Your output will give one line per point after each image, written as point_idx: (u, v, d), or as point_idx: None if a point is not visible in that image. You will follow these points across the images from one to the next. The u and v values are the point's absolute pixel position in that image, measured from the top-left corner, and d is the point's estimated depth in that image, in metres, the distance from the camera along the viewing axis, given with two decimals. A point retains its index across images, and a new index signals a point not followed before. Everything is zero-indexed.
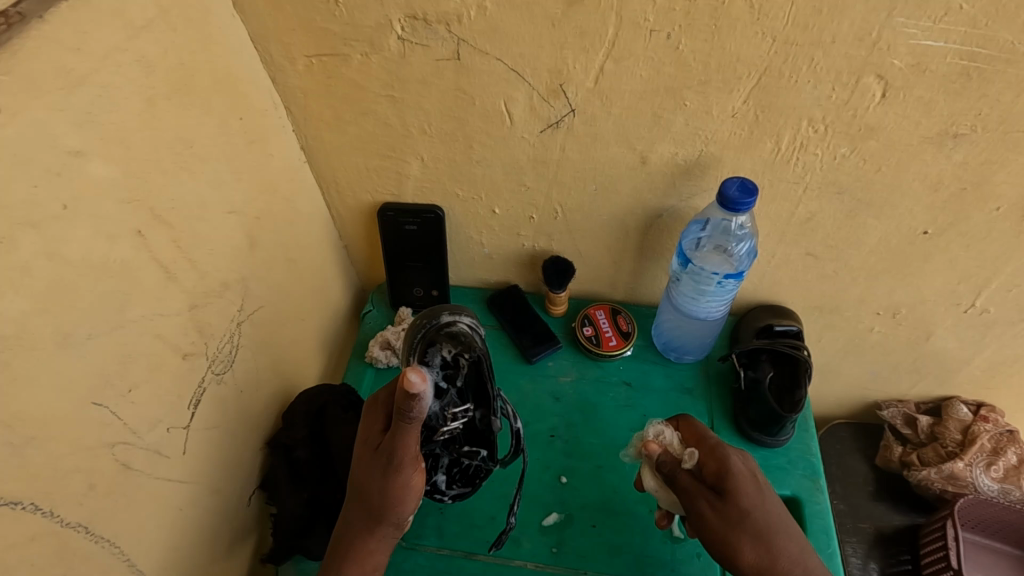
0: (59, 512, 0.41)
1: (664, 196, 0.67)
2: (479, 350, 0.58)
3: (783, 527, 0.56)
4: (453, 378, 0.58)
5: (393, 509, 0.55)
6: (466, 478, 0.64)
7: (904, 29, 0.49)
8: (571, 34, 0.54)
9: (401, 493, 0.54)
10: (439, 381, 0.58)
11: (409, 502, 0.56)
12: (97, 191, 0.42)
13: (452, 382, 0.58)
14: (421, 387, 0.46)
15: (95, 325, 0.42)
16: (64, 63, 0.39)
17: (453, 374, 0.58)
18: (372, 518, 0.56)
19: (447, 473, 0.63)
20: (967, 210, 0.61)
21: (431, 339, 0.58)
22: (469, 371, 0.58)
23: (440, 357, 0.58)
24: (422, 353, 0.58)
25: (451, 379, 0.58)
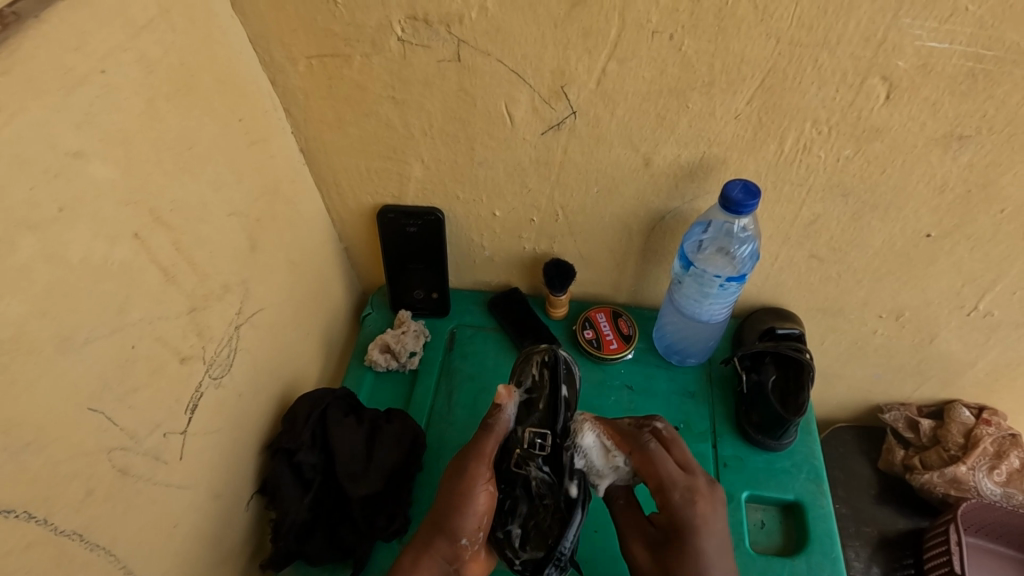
0: (55, 520, 0.40)
1: (667, 198, 0.67)
2: (561, 357, 0.63)
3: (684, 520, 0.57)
4: (535, 399, 0.62)
5: (450, 515, 0.56)
6: (540, 536, 0.58)
7: (910, 30, 0.49)
8: (574, 35, 0.53)
9: (465, 502, 0.56)
10: (524, 403, 0.62)
11: (473, 515, 0.57)
12: (97, 193, 0.41)
13: (535, 404, 0.62)
14: (504, 397, 0.59)
15: (93, 329, 0.42)
16: (64, 63, 0.38)
17: (535, 395, 0.62)
18: (434, 525, 0.57)
19: (522, 525, 0.59)
20: (972, 212, 0.61)
21: (523, 363, 0.65)
22: (550, 392, 0.61)
23: (529, 375, 0.63)
24: (518, 374, 0.64)
25: (535, 403, 0.62)
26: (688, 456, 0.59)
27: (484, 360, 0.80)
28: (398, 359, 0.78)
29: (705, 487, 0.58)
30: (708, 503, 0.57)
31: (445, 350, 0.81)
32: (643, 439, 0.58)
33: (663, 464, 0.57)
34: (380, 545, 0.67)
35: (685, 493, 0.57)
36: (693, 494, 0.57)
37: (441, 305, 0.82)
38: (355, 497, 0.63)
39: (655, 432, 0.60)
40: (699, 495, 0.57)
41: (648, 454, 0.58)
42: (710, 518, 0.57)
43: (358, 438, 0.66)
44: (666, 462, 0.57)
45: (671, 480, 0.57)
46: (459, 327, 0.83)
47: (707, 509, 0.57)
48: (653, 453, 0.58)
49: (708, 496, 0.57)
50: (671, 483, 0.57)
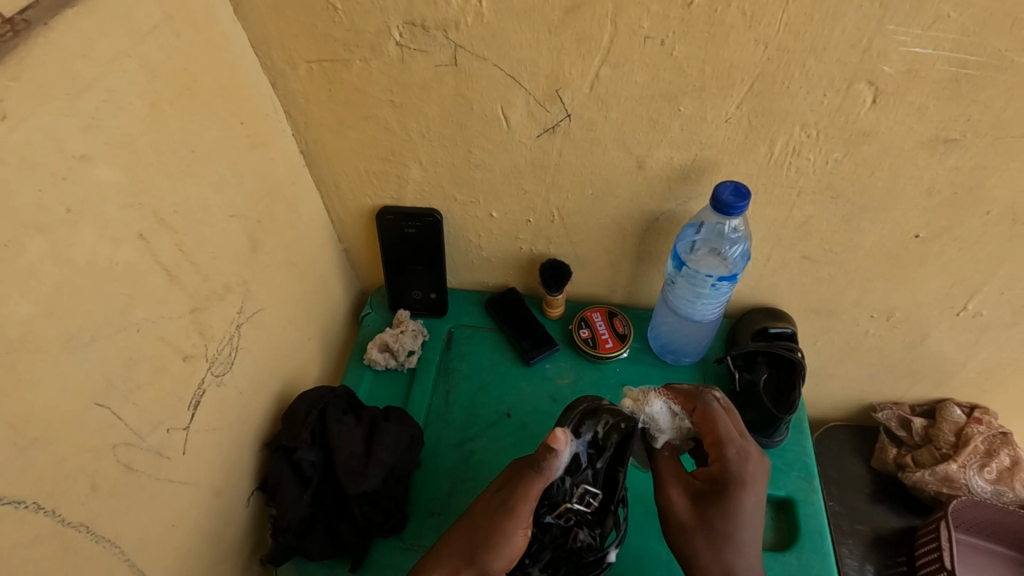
0: (62, 512, 0.42)
1: (661, 200, 0.68)
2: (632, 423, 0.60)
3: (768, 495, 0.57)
4: (595, 458, 0.59)
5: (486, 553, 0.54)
6: None
7: (895, 37, 0.50)
8: (569, 40, 0.55)
9: (503, 543, 0.54)
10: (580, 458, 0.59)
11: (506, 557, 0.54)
12: (102, 195, 0.42)
13: (593, 461, 0.59)
14: (560, 444, 0.53)
15: (98, 328, 0.43)
16: (71, 69, 0.39)
17: (596, 453, 0.59)
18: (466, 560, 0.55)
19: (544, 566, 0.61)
20: (960, 215, 0.62)
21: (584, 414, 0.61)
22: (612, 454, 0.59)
23: (591, 433, 0.60)
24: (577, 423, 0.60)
25: (592, 460, 0.59)
26: (740, 424, 0.61)
27: (480, 359, 0.81)
28: (397, 358, 0.80)
29: (757, 452, 0.59)
30: (762, 462, 0.58)
31: (443, 348, 0.82)
32: (703, 397, 0.61)
33: (724, 420, 0.59)
34: (379, 541, 0.68)
35: (740, 449, 0.58)
36: (745, 451, 0.58)
37: (439, 305, 0.83)
38: (355, 493, 0.64)
39: (723, 402, 0.62)
40: (753, 456, 0.58)
41: (708, 409, 0.60)
42: (756, 480, 0.57)
43: (356, 435, 0.67)
44: (724, 419, 0.59)
45: (728, 435, 0.58)
46: (457, 327, 0.84)
47: (757, 471, 0.57)
48: (715, 411, 0.60)
49: (760, 459, 0.58)
50: (729, 439, 0.58)
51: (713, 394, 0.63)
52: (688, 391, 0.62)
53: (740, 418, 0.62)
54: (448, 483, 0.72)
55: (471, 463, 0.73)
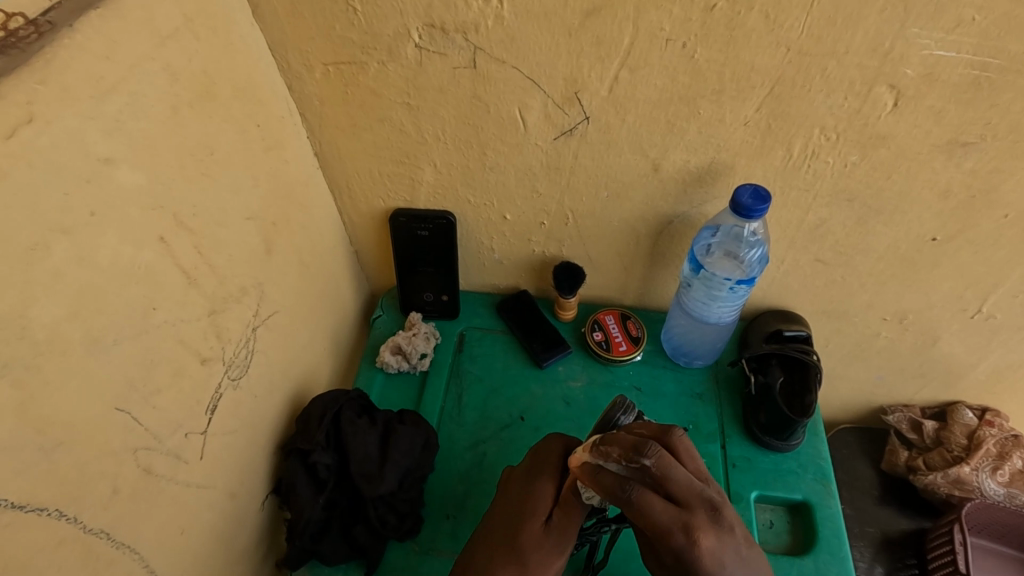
0: (84, 518, 0.41)
1: (676, 203, 0.68)
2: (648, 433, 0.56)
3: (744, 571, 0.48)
4: None
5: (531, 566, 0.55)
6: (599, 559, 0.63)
7: (917, 40, 0.50)
8: (587, 43, 0.54)
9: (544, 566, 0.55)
10: None
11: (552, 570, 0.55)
12: (125, 199, 0.42)
13: None
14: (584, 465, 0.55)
15: (120, 332, 0.43)
16: (96, 72, 0.39)
17: None
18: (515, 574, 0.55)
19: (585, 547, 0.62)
20: (975, 217, 0.62)
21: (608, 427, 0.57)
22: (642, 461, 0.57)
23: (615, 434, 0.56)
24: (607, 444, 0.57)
25: None
26: (679, 483, 0.50)
27: (492, 362, 0.81)
28: (409, 361, 0.79)
29: (705, 516, 0.49)
30: (712, 536, 0.48)
31: (455, 351, 0.82)
32: (625, 490, 0.50)
33: (653, 507, 0.49)
34: (392, 544, 0.68)
35: (683, 535, 0.48)
36: (692, 532, 0.48)
37: (450, 307, 0.83)
38: (370, 496, 0.64)
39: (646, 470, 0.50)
40: (703, 530, 0.48)
41: (635, 507, 0.50)
42: (721, 551, 0.48)
43: (371, 437, 0.66)
44: (654, 506, 0.49)
45: (663, 526, 0.48)
46: (467, 329, 0.84)
47: (713, 542, 0.48)
48: (638, 502, 0.50)
49: (711, 529, 0.48)
50: (668, 530, 0.48)
51: (663, 439, 0.53)
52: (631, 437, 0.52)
53: (677, 475, 0.50)
54: (461, 485, 0.72)
55: (486, 466, 0.73)
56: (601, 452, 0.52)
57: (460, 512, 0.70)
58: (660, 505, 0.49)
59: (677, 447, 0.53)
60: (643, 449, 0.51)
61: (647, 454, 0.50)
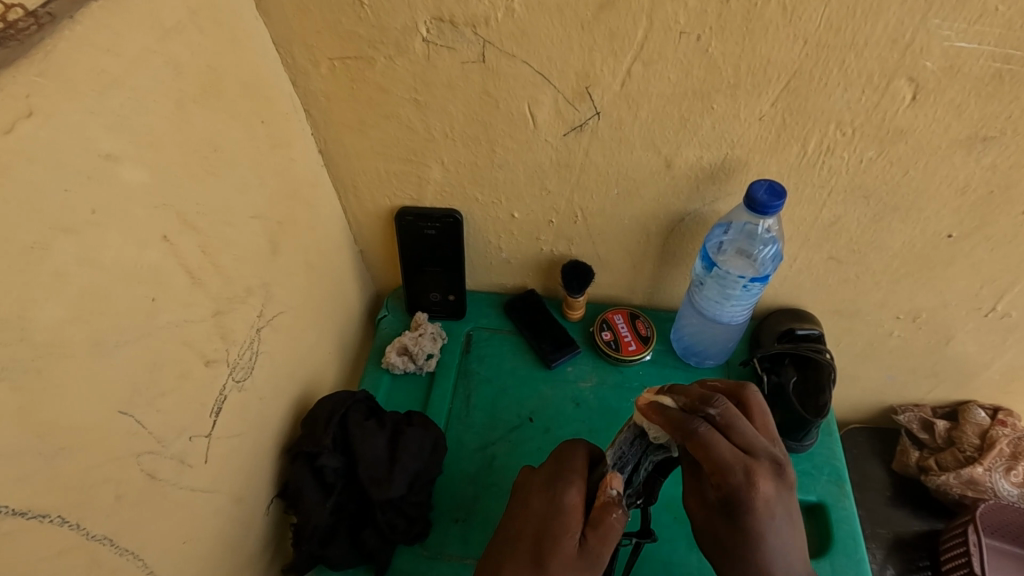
0: (88, 525, 0.40)
1: (688, 200, 0.67)
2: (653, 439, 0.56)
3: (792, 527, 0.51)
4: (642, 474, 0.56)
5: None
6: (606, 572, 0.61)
7: (939, 32, 0.48)
8: (600, 36, 0.53)
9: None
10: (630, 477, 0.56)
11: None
12: (129, 196, 0.41)
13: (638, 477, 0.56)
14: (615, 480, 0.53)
15: (124, 333, 0.42)
16: (97, 65, 0.38)
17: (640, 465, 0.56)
18: None
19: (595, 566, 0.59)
20: (993, 214, 0.61)
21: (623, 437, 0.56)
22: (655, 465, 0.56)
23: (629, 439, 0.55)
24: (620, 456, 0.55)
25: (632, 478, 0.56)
26: (746, 433, 0.50)
27: (500, 362, 0.79)
28: (415, 361, 0.78)
29: (766, 467, 0.50)
30: (769, 483, 0.50)
31: (462, 351, 0.81)
32: (692, 423, 0.49)
33: (718, 447, 0.49)
34: (400, 548, 0.67)
35: (745, 476, 0.49)
36: (752, 475, 0.49)
37: (457, 307, 0.82)
38: (379, 500, 0.62)
39: (710, 419, 0.50)
40: (762, 475, 0.49)
41: (700, 440, 0.49)
42: (774, 501, 0.50)
43: (379, 440, 0.65)
44: (722, 445, 0.49)
45: (726, 462, 0.49)
46: (474, 329, 0.82)
47: (771, 489, 0.50)
48: (706, 438, 0.49)
49: (768, 475, 0.50)
50: (729, 467, 0.49)
51: (703, 407, 0.51)
52: (675, 413, 0.50)
53: (741, 427, 0.51)
54: (469, 489, 0.71)
55: (495, 468, 0.72)
56: (668, 395, 0.52)
57: (468, 515, 0.68)
58: (732, 458, 0.49)
59: (750, 402, 0.54)
60: (710, 401, 0.51)
61: (712, 405, 0.51)
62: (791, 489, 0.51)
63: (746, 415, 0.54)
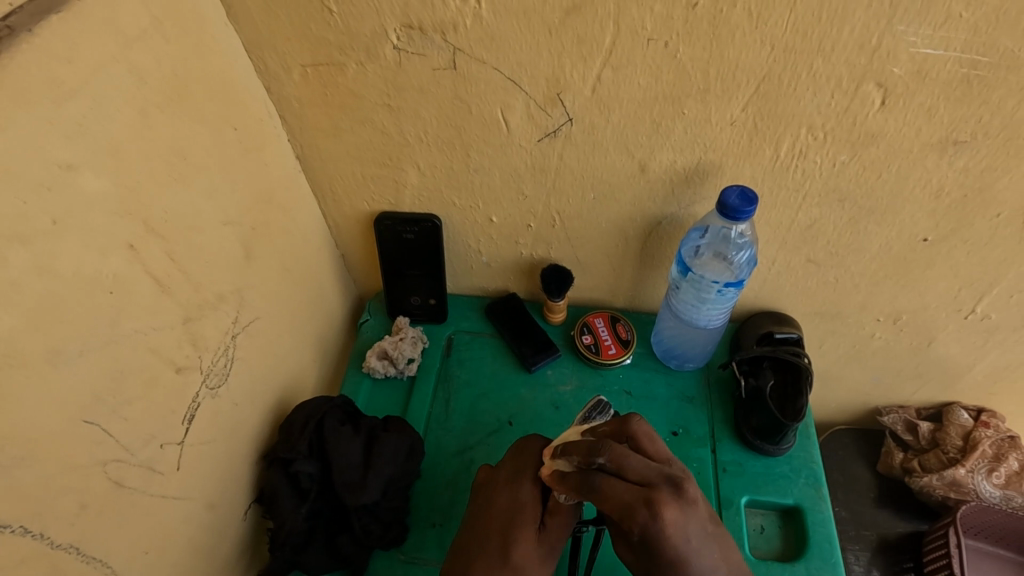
0: (49, 534, 0.40)
1: (664, 204, 0.66)
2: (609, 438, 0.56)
3: (715, 539, 0.50)
4: None
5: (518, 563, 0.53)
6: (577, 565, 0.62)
7: (904, 37, 0.48)
8: (568, 42, 0.53)
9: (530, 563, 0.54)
10: None
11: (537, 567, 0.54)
12: (90, 205, 0.41)
13: None
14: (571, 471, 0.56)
15: (86, 341, 0.42)
16: (55, 75, 0.38)
17: None
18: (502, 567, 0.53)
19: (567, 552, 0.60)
20: (969, 216, 0.61)
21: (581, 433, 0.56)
22: None
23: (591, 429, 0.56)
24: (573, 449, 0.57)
25: None
26: (637, 465, 0.51)
27: (482, 366, 0.79)
28: (394, 366, 0.78)
29: (668, 493, 0.49)
30: (675, 509, 0.49)
31: (444, 355, 0.81)
32: (590, 480, 0.51)
33: (615, 490, 0.50)
34: (377, 553, 0.67)
35: (647, 511, 0.48)
36: (654, 506, 0.48)
37: (438, 311, 0.82)
38: (354, 505, 0.62)
39: (602, 469, 0.51)
40: (668, 506, 0.49)
41: (597, 493, 0.50)
42: (682, 523, 0.48)
43: (356, 446, 0.65)
44: (618, 489, 0.50)
45: (625, 503, 0.49)
46: (456, 333, 0.82)
47: (675, 513, 0.48)
48: (603, 488, 0.50)
49: (673, 502, 0.49)
50: (631, 506, 0.49)
51: (592, 458, 0.52)
52: (575, 474, 0.52)
53: (632, 461, 0.51)
54: (448, 493, 0.71)
55: (474, 472, 0.72)
56: (562, 458, 0.54)
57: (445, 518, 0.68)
58: (634, 502, 0.49)
59: (637, 434, 0.53)
60: (598, 447, 0.52)
61: (601, 452, 0.52)
62: (696, 504, 0.50)
63: (638, 447, 0.53)
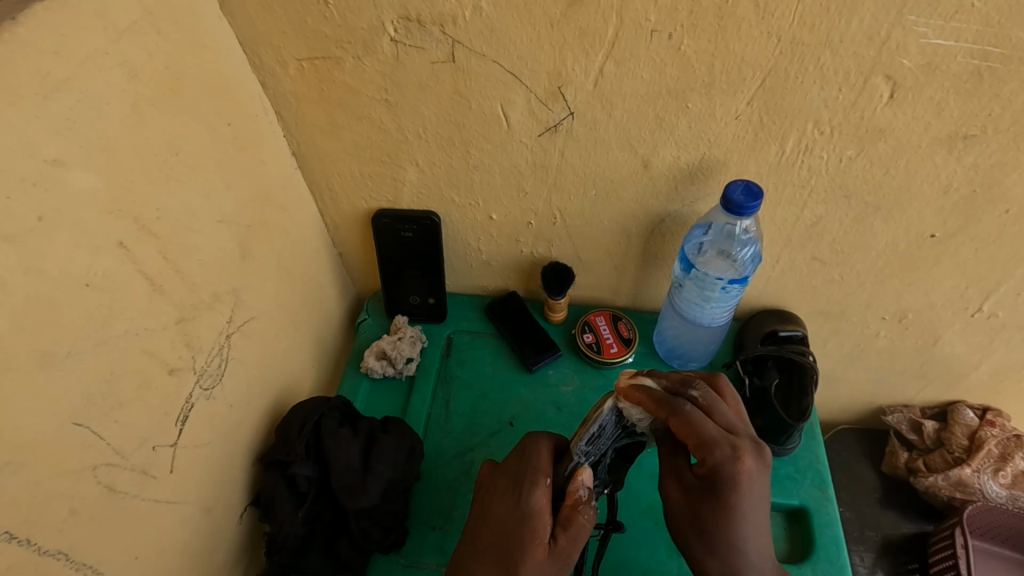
0: (38, 541, 0.39)
1: (667, 201, 0.65)
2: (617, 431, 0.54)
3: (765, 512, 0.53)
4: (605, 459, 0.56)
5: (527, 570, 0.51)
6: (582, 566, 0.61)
7: (915, 28, 0.47)
8: (571, 35, 0.52)
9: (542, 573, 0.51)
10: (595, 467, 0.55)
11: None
12: (79, 201, 0.40)
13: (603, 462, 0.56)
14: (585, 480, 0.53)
15: (76, 343, 0.40)
16: (42, 67, 0.37)
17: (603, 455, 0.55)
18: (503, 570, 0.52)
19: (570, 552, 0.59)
20: (977, 213, 0.60)
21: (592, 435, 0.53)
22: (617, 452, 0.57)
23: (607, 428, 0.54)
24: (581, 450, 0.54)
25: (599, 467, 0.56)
26: (723, 415, 0.54)
27: (481, 366, 0.78)
28: (394, 366, 0.77)
29: (748, 445, 0.52)
30: (753, 459, 0.51)
31: (443, 355, 0.80)
32: (677, 402, 0.52)
33: (702, 423, 0.51)
34: (376, 556, 0.66)
35: (729, 451, 0.51)
36: (736, 450, 0.51)
37: (437, 310, 0.81)
38: (353, 509, 0.61)
39: (691, 399, 0.54)
40: (745, 452, 0.51)
41: (684, 418, 0.51)
42: (756, 477, 0.51)
43: (354, 448, 0.64)
44: (705, 423, 0.51)
45: (711, 437, 0.51)
46: (456, 332, 0.81)
47: (753, 464, 0.51)
48: (690, 415, 0.51)
49: (754, 453, 0.52)
50: (714, 442, 0.51)
51: (684, 389, 0.55)
52: (660, 393, 0.53)
53: (720, 408, 0.54)
54: (448, 495, 0.70)
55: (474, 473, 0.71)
56: (647, 378, 0.55)
57: (446, 521, 0.67)
58: (715, 444, 0.51)
59: (721, 390, 0.57)
60: (690, 384, 0.55)
61: (694, 388, 0.55)
62: (767, 470, 0.52)
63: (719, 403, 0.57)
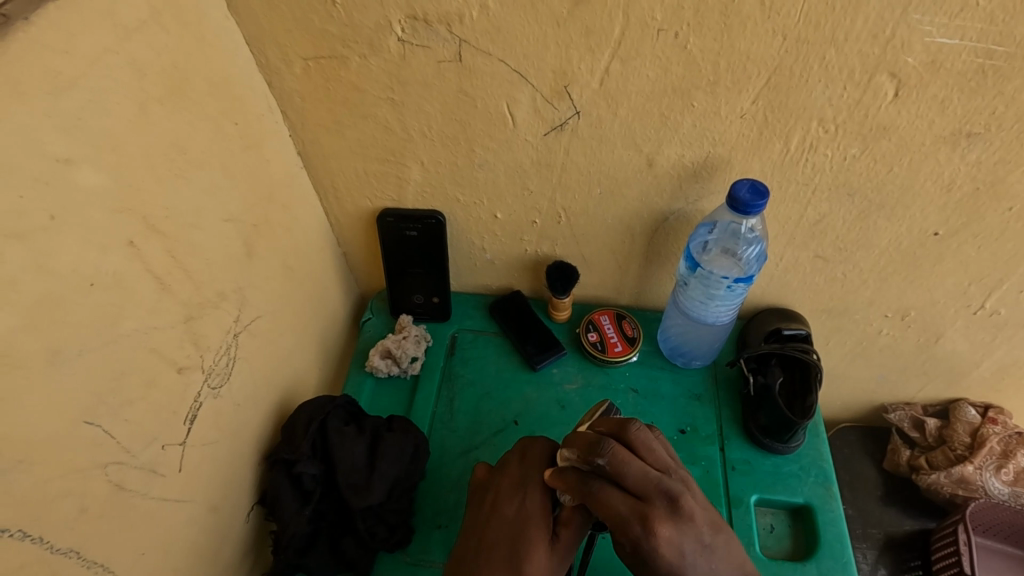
0: (49, 538, 0.39)
1: (671, 199, 0.66)
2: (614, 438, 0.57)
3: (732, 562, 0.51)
4: None
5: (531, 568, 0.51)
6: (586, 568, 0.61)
7: (919, 26, 0.48)
8: (576, 34, 0.52)
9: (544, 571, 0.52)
10: None
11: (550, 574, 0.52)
12: (88, 200, 0.40)
13: None
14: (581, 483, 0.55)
15: (85, 342, 0.40)
16: (52, 66, 0.37)
17: None
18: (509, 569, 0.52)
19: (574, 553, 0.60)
20: (981, 210, 0.60)
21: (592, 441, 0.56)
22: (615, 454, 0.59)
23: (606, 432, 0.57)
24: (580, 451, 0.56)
25: None
26: (637, 474, 0.51)
27: (485, 365, 0.78)
28: (398, 365, 0.77)
29: (663, 509, 0.50)
30: (669, 526, 0.49)
31: (447, 354, 0.80)
32: (587, 486, 0.51)
33: (612, 499, 0.50)
34: (382, 555, 0.66)
35: (643, 526, 0.49)
36: (649, 522, 0.49)
37: (441, 309, 0.81)
38: (359, 507, 0.61)
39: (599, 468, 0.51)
40: (658, 519, 0.49)
41: (596, 499, 0.51)
42: (677, 542, 0.49)
43: (360, 447, 0.64)
44: (615, 498, 0.50)
45: (621, 514, 0.50)
46: (460, 331, 0.81)
47: (670, 531, 0.49)
48: (599, 495, 0.51)
49: (666, 517, 0.49)
50: (626, 520, 0.50)
51: (592, 458, 0.52)
52: (577, 470, 0.53)
53: (631, 467, 0.51)
54: (453, 494, 0.70)
55: None
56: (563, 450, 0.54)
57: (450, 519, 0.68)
58: (620, 510, 0.50)
59: (636, 441, 0.53)
60: (599, 448, 0.52)
61: (602, 453, 0.52)
62: (695, 526, 0.50)
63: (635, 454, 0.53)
